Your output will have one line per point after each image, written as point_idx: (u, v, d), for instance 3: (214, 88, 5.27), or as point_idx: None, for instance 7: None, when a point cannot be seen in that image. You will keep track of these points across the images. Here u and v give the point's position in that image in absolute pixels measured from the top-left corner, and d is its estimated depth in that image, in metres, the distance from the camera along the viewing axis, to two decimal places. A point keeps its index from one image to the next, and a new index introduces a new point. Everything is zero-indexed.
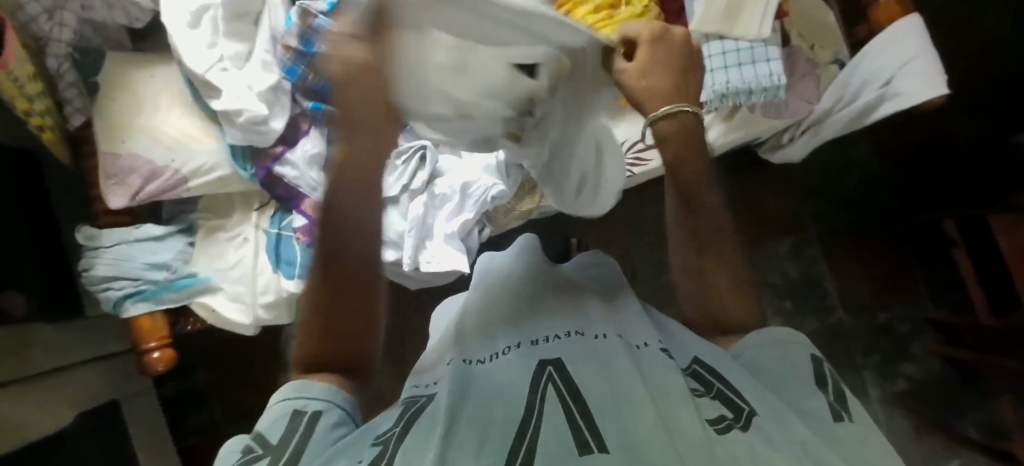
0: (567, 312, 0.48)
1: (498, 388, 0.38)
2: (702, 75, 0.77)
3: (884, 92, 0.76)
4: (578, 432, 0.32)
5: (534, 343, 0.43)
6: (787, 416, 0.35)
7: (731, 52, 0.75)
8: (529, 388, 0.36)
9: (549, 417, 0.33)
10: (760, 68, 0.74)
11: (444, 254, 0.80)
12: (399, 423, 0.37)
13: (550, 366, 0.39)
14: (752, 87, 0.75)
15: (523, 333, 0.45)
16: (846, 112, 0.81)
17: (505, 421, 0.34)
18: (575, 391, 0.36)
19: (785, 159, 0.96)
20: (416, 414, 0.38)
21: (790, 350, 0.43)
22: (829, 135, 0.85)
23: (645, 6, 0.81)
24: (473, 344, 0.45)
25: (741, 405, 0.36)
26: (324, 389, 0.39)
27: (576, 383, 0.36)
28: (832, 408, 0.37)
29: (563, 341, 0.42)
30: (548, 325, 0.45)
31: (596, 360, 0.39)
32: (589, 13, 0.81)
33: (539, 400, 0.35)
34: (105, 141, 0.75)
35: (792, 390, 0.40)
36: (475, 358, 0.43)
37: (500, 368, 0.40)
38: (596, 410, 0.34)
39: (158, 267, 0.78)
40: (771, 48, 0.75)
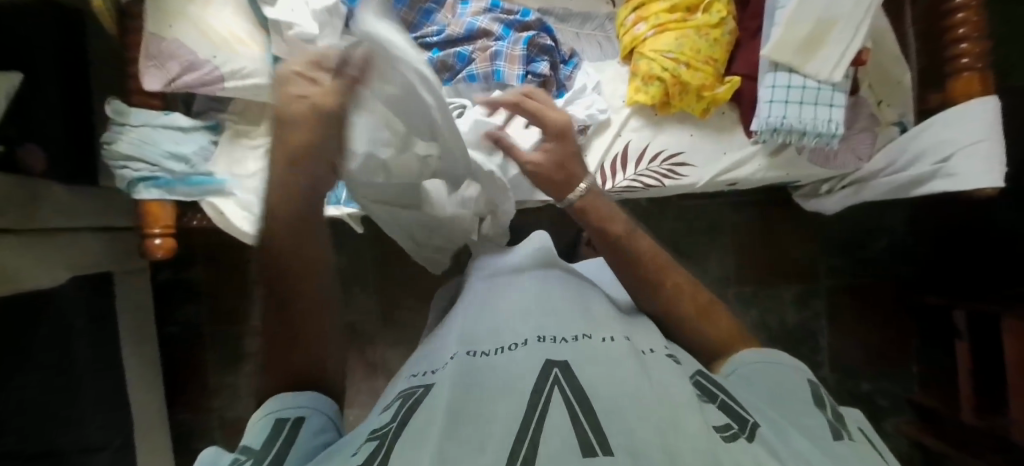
0: (578, 314, 0.49)
1: (501, 383, 0.39)
2: (761, 104, 0.75)
3: (938, 168, 0.73)
4: (579, 427, 0.33)
5: (541, 340, 0.44)
6: (787, 428, 0.38)
7: (796, 88, 0.72)
8: (535, 388, 0.37)
9: (552, 418, 0.34)
10: (822, 112, 0.72)
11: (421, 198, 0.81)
12: (396, 419, 0.39)
13: (556, 369, 0.39)
14: (806, 130, 0.73)
15: (529, 329, 0.46)
16: (895, 178, 0.78)
17: (506, 414, 0.35)
18: (580, 395, 0.36)
19: (818, 208, 0.94)
20: (416, 406, 0.40)
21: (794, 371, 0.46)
22: (870, 196, 0.83)
23: (723, 18, 0.77)
24: (482, 336, 0.47)
25: (745, 416, 0.38)
26: (311, 398, 0.42)
27: (581, 385, 0.38)
28: (833, 426, 0.40)
29: (569, 344, 0.43)
30: (557, 326, 0.46)
31: (602, 366, 0.40)
32: (664, 11, 0.78)
33: (544, 399, 0.36)
34: (153, 20, 0.73)
35: (793, 412, 0.41)
36: (480, 349, 0.45)
37: (504, 361, 0.42)
38: (601, 410, 0.35)
39: (179, 158, 0.78)
40: (838, 94, 0.72)
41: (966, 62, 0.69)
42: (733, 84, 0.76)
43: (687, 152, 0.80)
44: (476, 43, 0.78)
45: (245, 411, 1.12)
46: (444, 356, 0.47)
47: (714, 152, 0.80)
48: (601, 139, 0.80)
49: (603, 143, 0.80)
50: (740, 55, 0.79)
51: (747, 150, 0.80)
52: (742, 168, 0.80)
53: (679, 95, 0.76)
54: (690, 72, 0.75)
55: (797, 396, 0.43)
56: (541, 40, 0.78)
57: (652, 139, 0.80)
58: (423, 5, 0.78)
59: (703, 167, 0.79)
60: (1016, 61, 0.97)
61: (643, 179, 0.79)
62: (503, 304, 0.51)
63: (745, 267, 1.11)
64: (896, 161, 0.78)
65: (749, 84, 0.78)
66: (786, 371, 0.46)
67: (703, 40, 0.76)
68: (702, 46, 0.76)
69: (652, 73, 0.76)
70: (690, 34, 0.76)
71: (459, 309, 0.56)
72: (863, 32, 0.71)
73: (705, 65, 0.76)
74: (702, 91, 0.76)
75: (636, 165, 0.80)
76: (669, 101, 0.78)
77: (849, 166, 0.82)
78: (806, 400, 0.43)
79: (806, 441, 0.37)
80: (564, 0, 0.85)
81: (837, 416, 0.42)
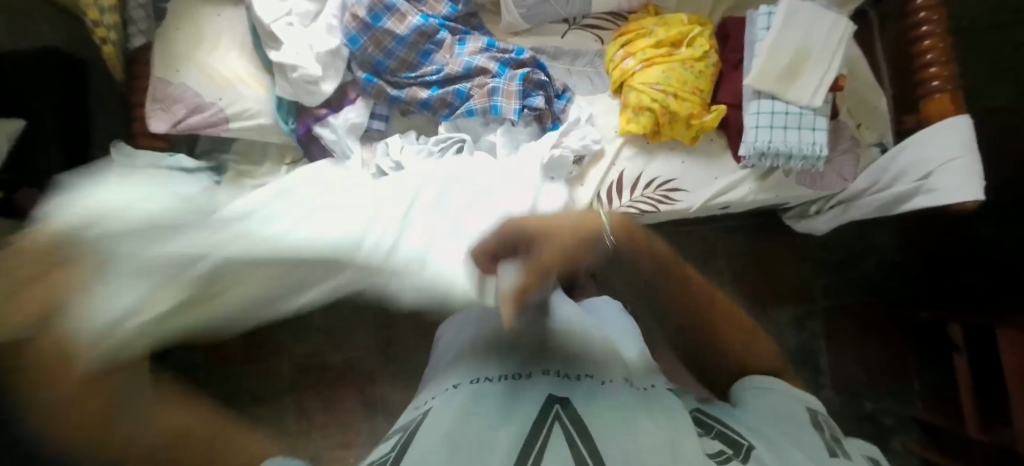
0: (576, 341, 0.48)
1: (502, 415, 0.39)
2: (747, 130, 0.78)
3: (920, 185, 0.76)
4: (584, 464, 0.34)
5: (544, 373, 0.43)
6: (784, 447, 0.40)
7: (779, 113, 0.76)
8: (538, 422, 0.37)
9: (557, 453, 0.35)
10: (805, 136, 0.76)
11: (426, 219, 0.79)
12: (396, 444, 0.40)
13: (558, 403, 0.39)
14: (793, 152, 0.76)
15: (532, 357, 0.45)
16: (880, 196, 0.81)
17: (512, 455, 0.35)
18: (582, 431, 0.37)
19: (809, 229, 0.96)
20: (412, 431, 0.40)
21: (788, 398, 0.46)
22: (858, 215, 0.86)
23: (705, 52, 0.82)
24: (479, 360, 0.47)
25: (741, 441, 0.40)
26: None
27: (585, 420, 0.38)
28: (827, 446, 0.41)
29: (574, 380, 0.43)
30: (559, 355, 0.46)
31: (603, 398, 0.40)
32: (651, 46, 0.83)
33: (547, 434, 0.37)
34: (161, 67, 0.77)
35: (791, 434, 0.42)
36: (482, 375, 0.44)
37: (505, 389, 0.42)
38: (604, 443, 0.36)
39: (182, 199, 0.79)
40: (819, 118, 0.76)
41: (937, 83, 0.74)
42: (720, 112, 0.79)
43: (679, 178, 0.82)
44: (474, 81, 0.82)
45: None
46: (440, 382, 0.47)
47: (705, 177, 0.83)
48: (597, 170, 0.83)
49: (599, 173, 0.82)
50: (725, 85, 0.83)
51: (736, 174, 0.83)
52: (733, 191, 0.82)
53: (669, 123, 0.80)
54: (678, 102, 0.79)
55: (798, 421, 0.44)
56: (536, 76, 0.82)
57: (645, 168, 0.83)
58: (423, 46, 0.82)
59: (694, 192, 0.82)
60: (982, 84, 1.03)
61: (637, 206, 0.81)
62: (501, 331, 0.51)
63: (741, 291, 1.12)
64: (879, 180, 0.81)
65: (734, 113, 0.81)
66: (785, 401, 0.46)
67: (688, 72, 0.80)
68: (688, 78, 0.80)
69: (642, 104, 0.79)
70: (675, 67, 0.80)
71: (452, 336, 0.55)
72: (836, 60, 0.75)
73: (692, 95, 0.80)
74: (691, 119, 0.80)
75: (630, 193, 0.82)
76: (659, 130, 0.81)
77: (833, 187, 0.85)
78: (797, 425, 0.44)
79: (803, 459, 0.38)
80: (556, 39, 0.90)
81: (836, 440, 0.43)
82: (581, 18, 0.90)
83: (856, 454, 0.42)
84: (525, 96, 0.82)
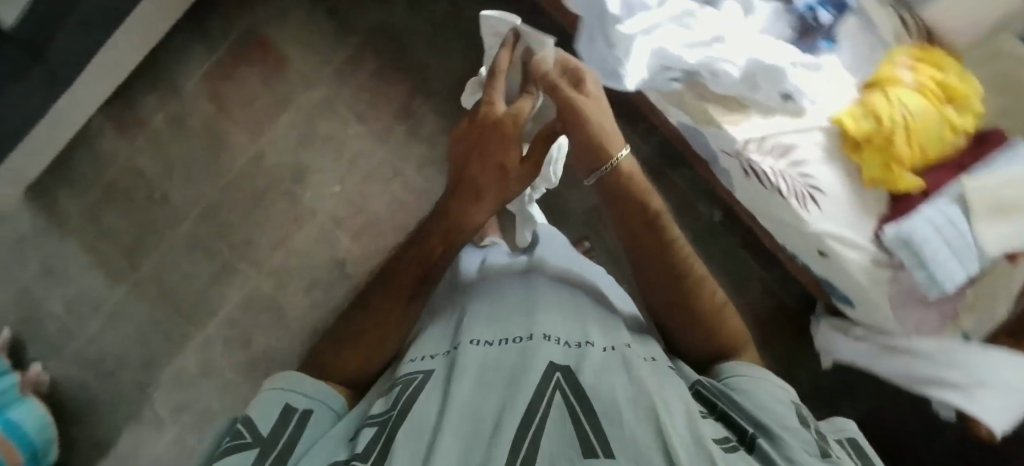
0: (594, 322, 0.56)
1: (506, 384, 0.46)
2: (917, 217, 0.75)
3: (969, 387, 0.81)
4: (577, 429, 0.40)
5: (546, 337, 0.51)
6: (783, 434, 0.43)
7: (953, 230, 0.74)
8: (537, 388, 0.44)
9: (551, 419, 0.41)
10: (951, 262, 0.75)
11: (649, 20, 0.71)
12: (396, 406, 0.46)
13: (557, 373, 0.46)
14: (928, 264, 0.74)
15: (537, 325, 0.53)
16: (924, 372, 0.84)
17: (499, 413, 0.42)
18: (578, 399, 0.43)
19: (829, 346, 0.98)
20: (417, 387, 0.48)
21: (778, 387, 0.49)
22: (886, 367, 0.89)
23: (965, 129, 0.74)
24: (483, 326, 0.55)
25: (745, 429, 0.44)
26: (319, 390, 0.51)
27: (579, 385, 0.44)
28: (823, 448, 0.43)
29: (573, 347, 0.50)
30: (567, 329, 0.54)
31: (601, 371, 0.46)
32: (936, 79, 0.74)
33: (545, 397, 0.43)
34: None
35: (785, 412, 0.45)
36: (486, 342, 0.52)
37: (516, 356, 0.49)
38: (595, 410, 0.41)
39: None
40: (973, 262, 0.75)
41: None
42: (912, 185, 0.76)
43: (825, 194, 0.78)
44: None
45: (284, 41, 1.07)
46: (460, 336, 0.55)
47: (841, 216, 0.79)
48: (785, 120, 0.78)
49: (780, 125, 0.78)
50: (936, 170, 0.78)
51: (863, 241, 0.79)
52: (846, 248, 0.79)
53: (871, 151, 0.75)
54: (903, 143, 0.73)
55: (791, 408, 0.46)
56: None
57: (812, 161, 0.78)
58: None
59: (826, 217, 0.78)
60: None
61: (778, 179, 0.77)
62: (523, 298, 0.60)
63: None
64: (933, 357, 0.83)
65: (914, 199, 0.78)
66: (774, 391, 0.48)
67: (936, 130, 0.74)
68: (930, 133, 0.74)
69: (879, 111, 0.74)
70: (935, 115, 0.73)
71: (479, 290, 0.64)
72: None
73: (916, 149, 0.74)
74: (892, 164, 0.75)
75: (782, 163, 0.78)
76: (861, 147, 0.76)
77: (900, 329, 0.83)
78: (794, 412, 0.46)
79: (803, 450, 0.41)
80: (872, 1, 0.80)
81: (825, 438, 0.45)
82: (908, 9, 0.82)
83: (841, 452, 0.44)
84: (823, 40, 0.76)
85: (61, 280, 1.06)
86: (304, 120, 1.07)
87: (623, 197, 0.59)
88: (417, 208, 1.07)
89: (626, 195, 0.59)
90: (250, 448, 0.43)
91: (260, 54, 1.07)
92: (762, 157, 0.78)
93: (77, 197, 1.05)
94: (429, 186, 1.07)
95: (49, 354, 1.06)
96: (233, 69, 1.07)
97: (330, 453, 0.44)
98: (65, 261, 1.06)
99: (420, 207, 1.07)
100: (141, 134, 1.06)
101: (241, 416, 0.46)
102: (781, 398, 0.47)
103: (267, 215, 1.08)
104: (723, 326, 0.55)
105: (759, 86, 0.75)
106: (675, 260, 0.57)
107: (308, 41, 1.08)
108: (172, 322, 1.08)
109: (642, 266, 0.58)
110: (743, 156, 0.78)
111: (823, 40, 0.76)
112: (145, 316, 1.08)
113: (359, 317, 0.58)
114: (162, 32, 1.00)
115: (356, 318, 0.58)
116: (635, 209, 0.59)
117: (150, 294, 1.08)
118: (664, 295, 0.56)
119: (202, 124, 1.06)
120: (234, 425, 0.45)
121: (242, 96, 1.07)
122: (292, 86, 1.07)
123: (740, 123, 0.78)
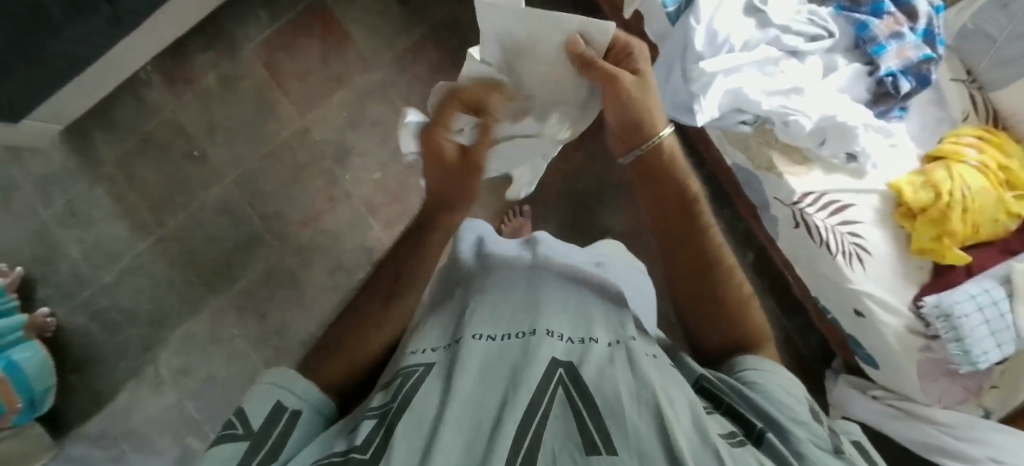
0: (599, 317, 0.53)
1: (505, 377, 0.42)
2: (960, 290, 0.77)
3: (988, 461, 0.80)
4: (585, 430, 0.37)
5: (548, 333, 0.48)
6: (795, 430, 0.42)
7: (995, 309, 0.75)
8: (540, 385, 0.41)
9: (554, 417, 0.38)
10: (988, 341, 0.76)
11: (733, 61, 0.70)
12: (396, 400, 0.41)
13: (560, 369, 0.43)
14: (965, 338, 0.75)
15: (541, 319, 0.50)
16: (943, 439, 0.84)
17: (502, 406, 0.39)
18: (581, 393, 0.40)
19: (844, 405, 0.97)
20: (409, 378, 0.44)
21: (786, 377, 0.49)
22: (903, 431, 0.88)
23: (1019, 215, 0.76)
24: (484, 317, 0.50)
25: (754, 422, 0.43)
26: (311, 391, 0.44)
27: (587, 384, 0.41)
28: (832, 439, 0.42)
29: (579, 345, 0.47)
30: (570, 325, 0.50)
31: (606, 368, 0.43)
32: (998, 162, 0.76)
33: (549, 394, 0.40)
34: None
35: (794, 405, 0.46)
36: (487, 335, 0.48)
37: (516, 350, 0.45)
38: (602, 409, 0.38)
39: None
40: (1009, 344, 0.76)
41: None
42: (960, 260, 0.77)
43: (871, 256, 0.79)
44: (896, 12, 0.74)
45: (346, 20, 1.07)
46: (458, 330, 0.50)
47: (883, 280, 0.80)
48: (845, 179, 0.79)
49: (840, 182, 0.79)
50: (984, 249, 0.79)
51: (903, 307, 0.80)
52: (884, 311, 0.79)
53: (926, 221, 0.76)
54: (959, 218, 0.75)
55: (800, 402, 0.46)
56: (930, 70, 0.74)
57: (864, 222, 0.79)
58: None
59: (870, 278, 0.79)
60: None
61: (828, 234, 0.78)
62: (526, 296, 0.54)
63: None
64: (954, 426, 0.83)
65: (959, 275, 0.79)
66: (783, 388, 0.47)
67: (992, 211, 0.75)
68: (985, 213, 0.75)
69: (941, 184, 0.75)
70: (992, 197, 0.75)
71: (480, 283, 0.57)
72: None
73: (970, 225, 0.75)
74: (944, 237, 0.76)
75: (834, 220, 0.78)
76: (915, 216, 0.77)
77: (923, 397, 0.85)
78: (803, 406, 0.46)
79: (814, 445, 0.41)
80: (944, 76, 0.81)
81: (832, 430, 0.45)
82: (980, 90, 0.83)
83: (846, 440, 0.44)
84: (898, 107, 0.77)
85: (85, 224, 1.03)
86: (354, 101, 1.07)
87: (662, 181, 0.56)
88: None
89: (659, 182, 0.55)
90: (242, 440, 0.38)
91: (322, 28, 1.06)
92: (816, 210, 0.78)
93: (114, 143, 1.04)
94: None
95: (59, 297, 1.03)
96: (292, 40, 1.06)
97: (325, 448, 0.39)
98: (90, 206, 1.03)
99: None
100: (189, 91, 1.04)
101: (235, 409, 0.40)
102: (789, 394, 0.47)
103: (302, 190, 1.07)
104: (744, 317, 0.53)
105: (826, 143, 0.76)
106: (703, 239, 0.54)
107: (372, 24, 1.08)
108: (188, 284, 1.05)
109: (669, 244, 0.55)
110: (798, 208, 0.79)
111: (898, 108, 0.77)
112: (162, 274, 1.05)
113: (347, 319, 0.51)
114: None
115: (345, 320, 0.51)
116: (670, 199, 0.55)
117: (171, 252, 1.05)
118: (688, 280, 0.54)
119: (252, 89, 1.05)
120: (228, 416, 0.40)
121: (297, 68, 1.06)
122: (348, 66, 1.07)
123: (801, 176, 0.78)
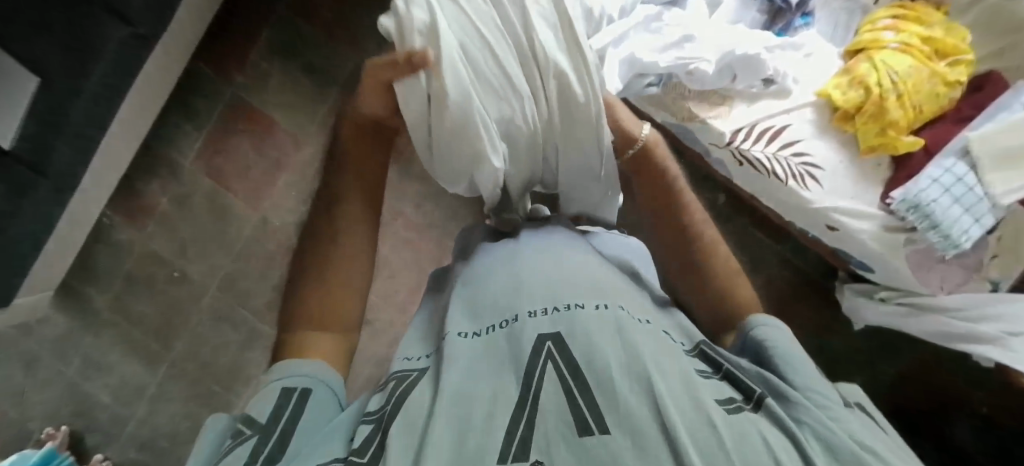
0: (585, 285, 0.46)
1: (494, 372, 0.40)
2: (923, 176, 0.75)
3: (1001, 336, 0.76)
4: (580, 414, 0.34)
5: (532, 314, 0.43)
6: (796, 395, 0.39)
7: (963, 184, 0.73)
8: (529, 368, 0.38)
9: (547, 398, 0.36)
10: (967, 219, 0.73)
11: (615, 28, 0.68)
12: (389, 401, 0.40)
13: (549, 342, 0.40)
14: (941, 224, 0.73)
15: (522, 300, 0.45)
16: (958, 325, 0.80)
17: (494, 399, 0.37)
18: (573, 371, 0.37)
19: (856, 313, 0.93)
20: (410, 387, 0.41)
21: (794, 338, 0.46)
22: (918, 328, 0.85)
23: (959, 80, 0.75)
24: (462, 310, 0.47)
25: (750, 388, 0.39)
26: (316, 368, 0.43)
27: (576, 359, 0.38)
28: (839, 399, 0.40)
29: (563, 312, 0.43)
30: (559, 291, 0.45)
31: (597, 335, 0.40)
32: (919, 36, 0.75)
33: (539, 376, 0.37)
34: None
35: (806, 365, 0.42)
36: (469, 331, 0.44)
37: (505, 341, 0.42)
38: (595, 389, 0.36)
39: None
40: (989, 215, 0.74)
41: None
42: (918, 143, 0.75)
43: (823, 169, 0.77)
44: None
45: (266, 106, 1.09)
46: (441, 331, 0.47)
47: (847, 191, 0.77)
48: (771, 103, 0.78)
49: (769, 107, 0.78)
50: (936, 125, 0.78)
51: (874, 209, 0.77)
52: (855, 217, 0.77)
53: (870, 115, 0.74)
54: (897, 104, 0.73)
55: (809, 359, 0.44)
56: None
57: (807, 137, 0.77)
58: None
59: (830, 192, 0.77)
60: None
61: (773, 163, 0.76)
62: (510, 281, 0.48)
63: None
64: (965, 309, 0.79)
65: (921, 157, 0.76)
66: (775, 345, 0.44)
67: (928, 85, 0.74)
68: (924, 90, 0.74)
69: (866, 78, 0.74)
70: (925, 72, 0.73)
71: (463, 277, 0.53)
72: None
73: (911, 106, 0.74)
74: (888, 128, 0.74)
75: (774, 146, 0.77)
76: (854, 116, 0.75)
77: (925, 289, 0.81)
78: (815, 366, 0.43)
79: (821, 409, 0.37)
80: None
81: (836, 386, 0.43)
82: None
83: (849, 398, 0.43)
84: (798, 16, 0.80)
85: (105, 370, 1.09)
86: (300, 179, 1.10)
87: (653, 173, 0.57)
88: (424, 243, 1.08)
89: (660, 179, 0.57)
90: (250, 438, 0.37)
91: (247, 121, 1.09)
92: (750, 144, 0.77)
93: (103, 289, 1.09)
94: (431, 221, 1.09)
95: (107, 444, 1.08)
96: (225, 141, 1.09)
97: (324, 450, 0.36)
98: (103, 352, 1.09)
99: (428, 242, 1.08)
100: (151, 219, 1.08)
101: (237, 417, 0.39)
102: (795, 354, 0.43)
103: (282, 275, 1.11)
104: (731, 284, 0.54)
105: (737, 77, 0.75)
106: (683, 222, 0.56)
107: (291, 101, 1.10)
108: (212, 392, 1.10)
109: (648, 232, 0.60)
110: (733, 147, 0.78)
111: (798, 16, 0.80)
112: (187, 392, 1.10)
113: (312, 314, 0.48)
114: (153, 117, 1.02)
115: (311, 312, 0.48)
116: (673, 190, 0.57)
117: (188, 370, 1.10)
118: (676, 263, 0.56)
119: (206, 198, 1.09)
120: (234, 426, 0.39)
121: (238, 165, 1.09)
122: (283, 148, 1.10)
123: (725, 116, 0.77)
